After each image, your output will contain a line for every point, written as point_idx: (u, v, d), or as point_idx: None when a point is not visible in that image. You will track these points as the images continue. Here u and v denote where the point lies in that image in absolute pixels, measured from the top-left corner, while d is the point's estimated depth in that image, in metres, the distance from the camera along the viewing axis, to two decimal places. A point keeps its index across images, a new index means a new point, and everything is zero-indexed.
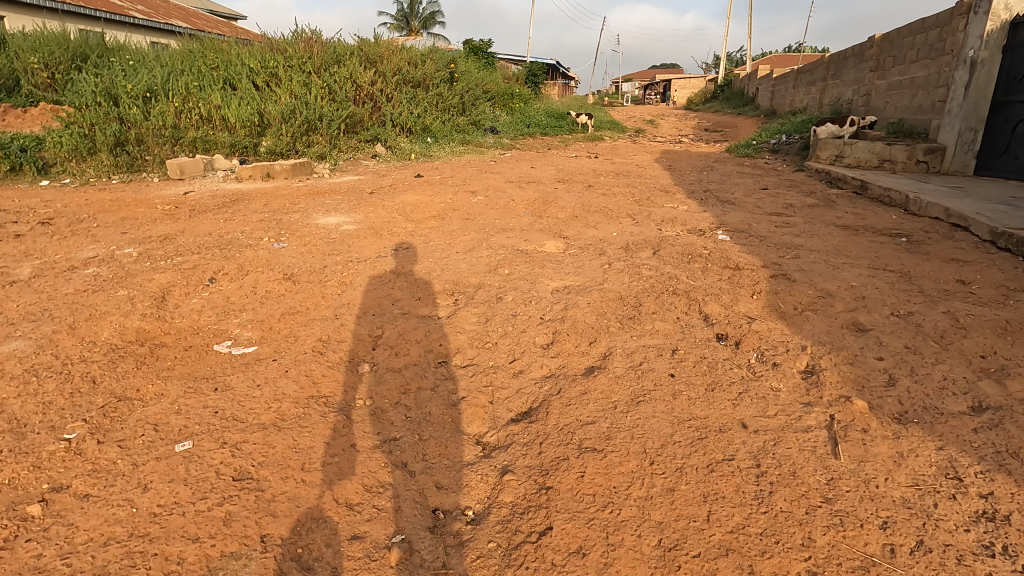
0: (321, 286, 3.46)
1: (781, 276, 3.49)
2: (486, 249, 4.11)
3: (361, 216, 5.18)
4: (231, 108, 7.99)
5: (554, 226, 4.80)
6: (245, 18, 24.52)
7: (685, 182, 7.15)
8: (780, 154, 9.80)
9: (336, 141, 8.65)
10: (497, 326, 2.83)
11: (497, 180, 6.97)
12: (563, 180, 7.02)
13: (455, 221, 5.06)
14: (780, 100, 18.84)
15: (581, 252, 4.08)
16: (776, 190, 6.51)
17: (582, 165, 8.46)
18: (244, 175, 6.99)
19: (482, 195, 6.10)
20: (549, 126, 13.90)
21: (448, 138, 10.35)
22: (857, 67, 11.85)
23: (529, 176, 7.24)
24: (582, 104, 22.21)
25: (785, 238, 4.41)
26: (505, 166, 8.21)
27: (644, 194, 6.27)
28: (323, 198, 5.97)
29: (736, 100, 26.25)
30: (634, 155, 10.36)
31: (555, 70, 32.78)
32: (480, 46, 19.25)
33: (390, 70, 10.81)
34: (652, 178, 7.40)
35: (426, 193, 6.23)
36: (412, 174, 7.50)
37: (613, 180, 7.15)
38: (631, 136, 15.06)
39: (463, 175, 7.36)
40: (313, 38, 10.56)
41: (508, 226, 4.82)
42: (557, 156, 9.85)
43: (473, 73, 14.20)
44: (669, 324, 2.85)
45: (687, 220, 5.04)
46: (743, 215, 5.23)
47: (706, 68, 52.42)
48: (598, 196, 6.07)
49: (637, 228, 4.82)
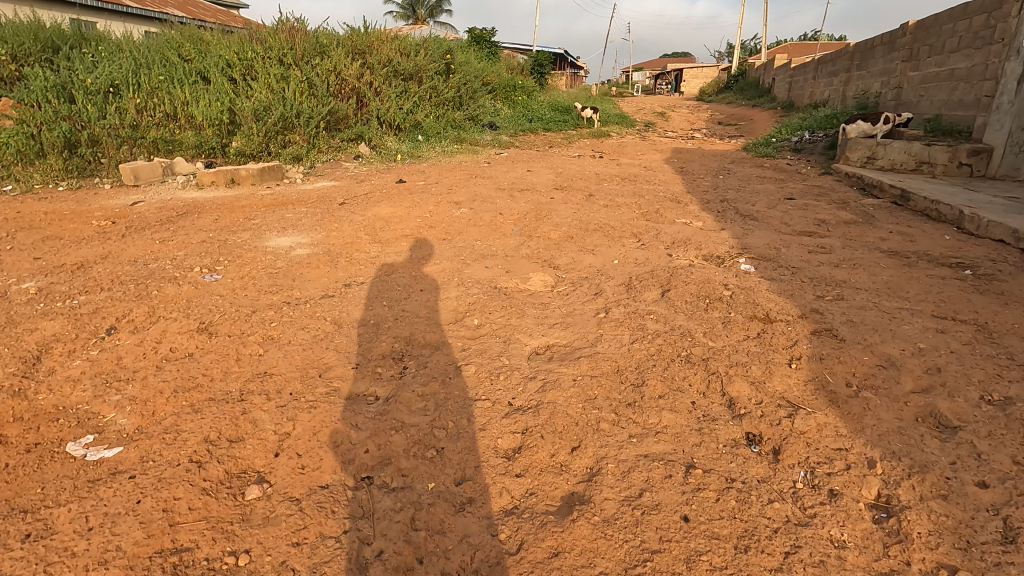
0: (241, 343, 2.74)
1: (825, 333, 2.73)
2: (457, 285, 3.38)
3: (322, 235, 4.47)
4: (199, 105, 7.31)
5: (544, 251, 4.06)
6: (243, 6, 23.70)
7: (698, 190, 6.36)
8: (803, 153, 8.93)
9: (315, 140, 7.95)
10: (449, 418, 2.10)
11: (488, 187, 6.23)
12: (561, 187, 6.26)
13: (429, 242, 4.34)
14: (799, 92, 17.83)
15: (573, 290, 3.34)
16: (803, 201, 5.70)
17: (584, 168, 7.68)
18: (206, 181, 6.26)
19: (467, 207, 5.36)
20: (553, 121, 13.07)
21: (440, 135, 9.59)
22: (887, 57, 10.92)
23: (524, 182, 6.49)
24: (590, 96, 21.29)
25: (822, 271, 3.64)
26: (500, 168, 7.45)
27: (651, 206, 5.50)
28: (287, 210, 5.27)
29: (751, 91, 25.18)
30: (642, 153, 9.54)
31: (563, 59, 31.78)
32: (483, 35, 18.38)
33: (378, 61, 10.03)
34: (661, 185, 6.61)
35: (404, 203, 5.51)
36: (394, 178, 6.77)
37: (617, 187, 6.37)
38: (639, 130, 14.18)
39: (451, 180, 6.62)
40: (296, 26, 9.82)
41: (490, 250, 4.09)
42: (558, 156, 9.06)
43: (471, 64, 13.37)
44: (682, 417, 2.11)
45: (702, 242, 4.27)
46: (768, 235, 4.45)
47: (719, 56, 51.02)
48: (598, 209, 5.31)
49: (643, 254, 4.07)
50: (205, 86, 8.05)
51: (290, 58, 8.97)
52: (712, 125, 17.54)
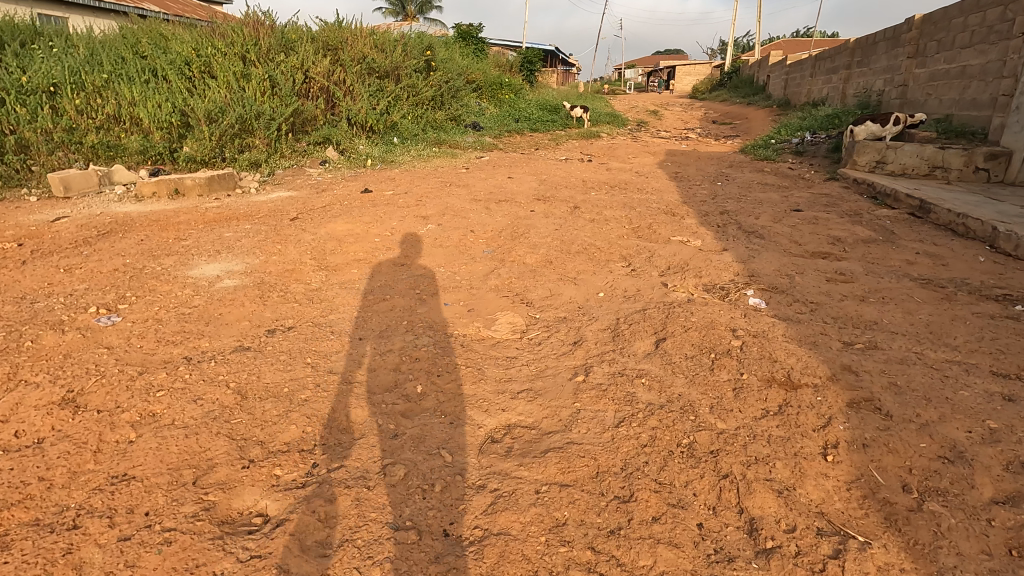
0: (109, 424, 2.10)
1: (865, 406, 2.12)
2: (405, 331, 2.75)
3: (260, 261, 3.82)
4: (146, 106, 6.65)
5: (517, 282, 3.43)
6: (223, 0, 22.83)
7: (695, 200, 5.75)
8: (805, 156, 8.36)
9: (277, 144, 7.30)
10: (353, 564, 1.47)
11: (462, 197, 5.61)
12: (542, 197, 5.65)
13: (384, 269, 3.71)
14: (795, 89, 17.29)
15: (547, 337, 2.72)
16: (812, 214, 5.11)
17: (571, 173, 7.07)
18: (146, 192, 5.61)
19: (436, 222, 4.73)
20: (540, 121, 12.43)
21: (418, 137, 8.93)
22: (890, 53, 10.38)
23: (503, 192, 5.88)
24: (581, 94, 20.67)
25: (847, 307, 3.04)
26: (478, 175, 6.82)
27: (642, 220, 4.90)
28: (229, 227, 4.61)
29: (745, 89, 24.63)
30: (634, 156, 8.94)
31: (555, 56, 31.14)
32: (470, 31, 17.70)
33: (351, 58, 9.37)
34: (653, 194, 6.00)
35: (364, 218, 4.87)
36: (359, 187, 6.12)
37: (606, 196, 5.76)
38: (631, 130, 13.57)
39: (423, 189, 5.99)
40: (263, 20, 9.15)
41: (453, 280, 3.46)
42: (544, 159, 8.44)
43: (455, 61, 12.73)
44: (686, 557, 1.48)
45: (702, 268, 3.66)
46: (777, 257, 3.85)
47: (712, 53, 50.66)
48: (583, 224, 4.69)
49: (632, 285, 3.45)
50: (158, 84, 7.38)
51: (255, 54, 8.31)
52: (705, 124, 16.95)
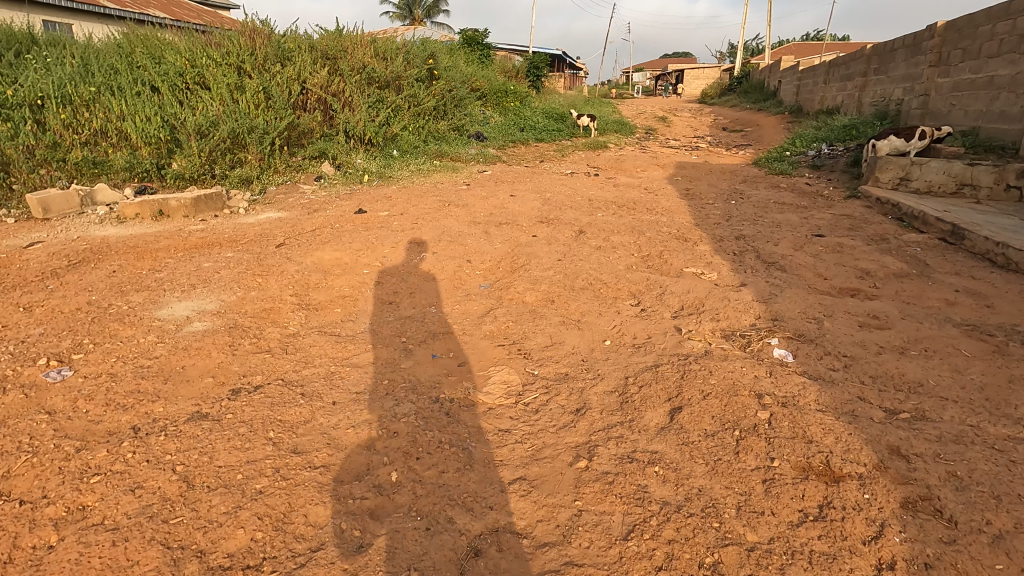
0: (28, 523, 1.78)
1: (924, 509, 1.77)
2: (384, 394, 2.43)
3: (236, 298, 3.53)
4: (135, 121, 6.41)
5: (515, 327, 3.11)
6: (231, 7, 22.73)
7: (708, 222, 5.41)
8: (822, 170, 7.99)
9: (270, 160, 7.03)
10: None
11: (461, 220, 5.30)
12: (545, 219, 5.33)
13: (370, 309, 3.40)
14: (808, 96, 16.89)
15: (546, 403, 2.39)
16: (836, 241, 4.75)
17: (576, 191, 6.74)
18: (129, 214, 5.35)
19: (430, 250, 4.42)
20: (545, 130, 12.11)
21: (418, 150, 8.65)
22: (910, 61, 9.99)
23: (504, 213, 5.57)
24: (588, 100, 20.36)
25: (886, 364, 2.69)
26: (479, 193, 6.51)
27: (652, 248, 4.56)
28: (210, 255, 4.32)
29: (755, 94, 24.21)
30: (643, 169, 8.61)
31: (562, 61, 30.86)
32: (475, 36, 17.42)
33: (351, 67, 9.11)
34: (664, 215, 5.66)
35: (354, 245, 4.57)
36: (353, 207, 5.83)
37: (612, 218, 5.43)
38: (639, 139, 13.23)
39: (420, 210, 5.69)
40: (260, 29, 8.91)
41: (444, 324, 3.15)
42: (549, 174, 8.13)
43: (458, 69, 12.45)
44: None
45: (720, 310, 3.32)
46: (802, 296, 3.50)
47: (721, 57, 50.22)
48: (588, 253, 4.36)
49: (642, 331, 3.12)
50: (149, 97, 7.13)
51: (251, 65, 8.06)
52: (715, 132, 16.58)
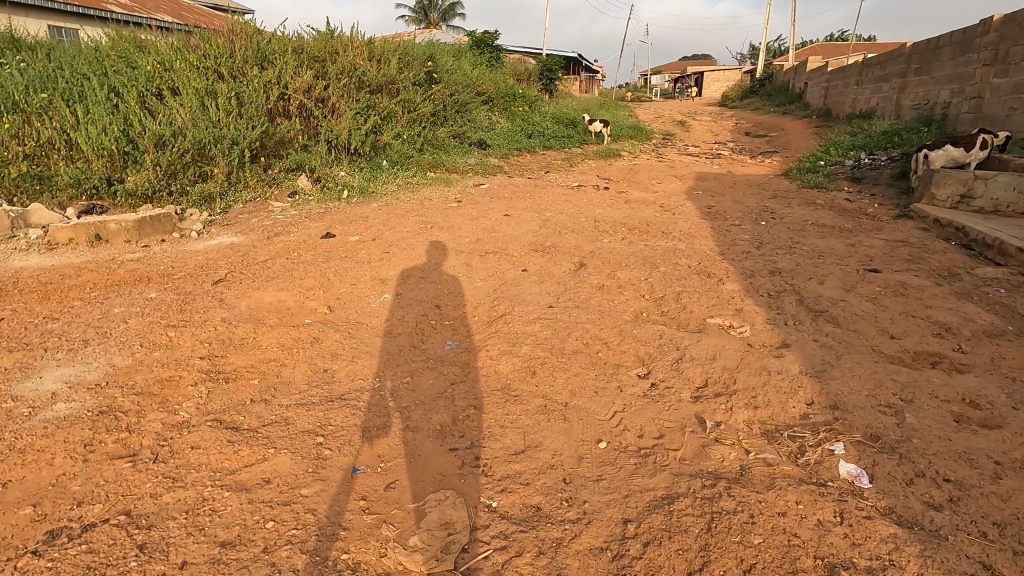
0: None
1: None
2: (259, 551, 1.63)
3: (129, 363, 2.75)
4: (86, 131, 5.73)
5: (478, 416, 2.30)
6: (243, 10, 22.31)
7: (733, 251, 4.53)
8: (863, 183, 7.06)
9: (239, 173, 6.31)
10: None
11: (441, 248, 4.51)
12: (540, 247, 4.51)
13: (296, 382, 2.61)
14: (838, 99, 15.86)
15: (499, 572, 1.57)
16: (895, 278, 3.85)
17: (582, 208, 5.92)
18: (61, 239, 4.63)
19: (394, 291, 3.63)
20: (554, 138, 11.28)
21: (410, 160, 7.91)
22: (960, 60, 8.98)
23: (492, 238, 4.77)
24: (602, 103, 19.47)
25: (1013, 498, 1.82)
26: (470, 212, 5.72)
27: (666, 288, 3.72)
28: (128, 296, 3.58)
29: (778, 97, 23.12)
30: (658, 181, 7.73)
31: (578, 63, 29.96)
32: (485, 38, 16.64)
33: (339, 72, 8.41)
34: (681, 241, 4.81)
35: (305, 283, 3.79)
36: (322, 230, 5.08)
37: (619, 245, 4.59)
38: (656, 146, 12.33)
39: (396, 234, 4.92)
40: (243, 30, 8.24)
41: (383, 409, 2.34)
42: (553, 187, 7.30)
43: (461, 72, 11.73)
44: None
45: (758, 389, 2.46)
46: (868, 369, 2.63)
47: (740, 59, 49.10)
48: (587, 296, 3.53)
49: (651, 424, 2.28)
50: (110, 104, 6.45)
51: (228, 69, 7.38)
52: (737, 137, 15.61)
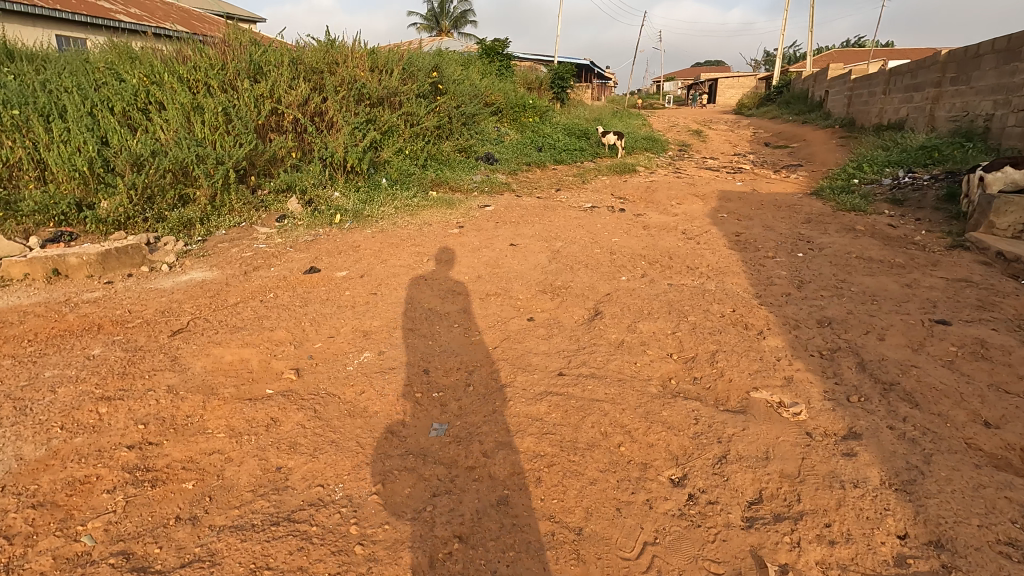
0: None
1: None
2: None
3: (40, 456, 2.23)
4: (57, 151, 5.27)
5: (464, 555, 1.74)
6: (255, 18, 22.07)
7: (771, 294, 3.94)
8: (905, 206, 6.43)
9: (224, 196, 5.84)
10: None
11: (436, 289, 3.97)
12: (549, 288, 3.96)
13: (238, 489, 2.07)
14: (863, 108, 15.18)
15: None
16: (971, 334, 3.24)
17: (596, 236, 5.36)
18: (15, 274, 4.15)
19: (377, 348, 3.09)
20: (565, 151, 10.74)
21: (411, 178, 7.42)
22: (1005, 69, 8.33)
23: (496, 275, 4.23)
24: (615, 112, 18.89)
25: None
26: (472, 240, 5.19)
27: (698, 345, 3.14)
28: (68, 353, 3.06)
29: (797, 105, 22.43)
30: (679, 202, 7.15)
31: (590, 70, 29.45)
32: (495, 46, 16.17)
33: (338, 85, 7.94)
34: (710, 279, 4.22)
35: (275, 336, 3.27)
36: (307, 263, 4.57)
37: (639, 286, 4.01)
38: (673, 158, 11.73)
39: (388, 269, 4.39)
40: (237, 41, 7.81)
41: (340, 540, 1.79)
42: (564, 208, 6.76)
43: (469, 82, 11.26)
44: None
45: (832, 512, 1.88)
46: (970, 479, 2.03)
47: (755, 65, 48.38)
48: (604, 357, 2.97)
49: (693, 571, 1.71)
50: (88, 120, 6.01)
51: (219, 83, 6.92)
52: (757, 148, 14.97)
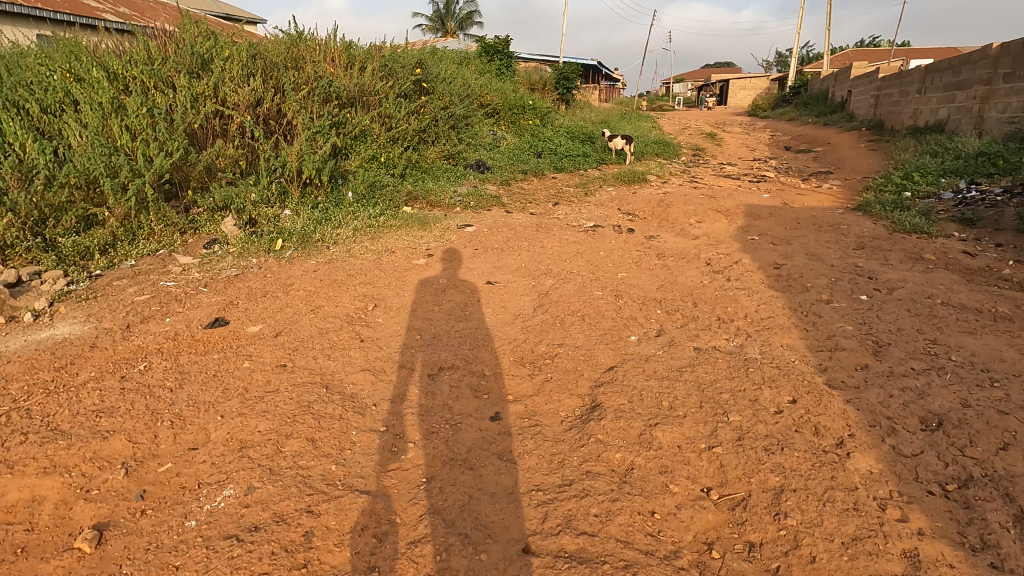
0: None
1: None
2: None
3: None
4: None
5: None
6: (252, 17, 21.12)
7: (842, 368, 2.79)
8: (978, 226, 5.26)
9: (140, 216, 4.75)
10: None
11: (372, 358, 2.86)
12: (528, 358, 2.84)
13: None
14: (893, 109, 13.96)
15: None
16: None
17: (598, 269, 4.23)
18: None
19: (247, 479, 1.97)
20: (566, 157, 9.60)
21: (382, 191, 6.33)
22: None
23: (459, 333, 3.12)
24: (624, 114, 17.75)
25: None
26: (440, 276, 4.08)
27: (751, 475, 2.00)
28: None
29: (816, 106, 21.17)
30: (699, 219, 6.01)
31: (597, 71, 28.32)
32: (495, 44, 15.06)
33: (299, 83, 6.86)
34: (751, 342, 3.08)
35: (106, 449, 2.16)
36: (215, 311, 3.47)
37: (655, 355, 2.88)
38: (687, 165, 10.57)
39: (318, 322, 3.29)
40: (186, 33, 6.76)
41: None
42: (561, 228, 5.64)
43: (460, 81, 10.20)
44: None
45: None
46: None
47: (768, 66, 47.08)
48: (601, 507, 1.84)
49: None
50: None
51: (153, 78, 5.85)
52: (778, 153, 13.78)
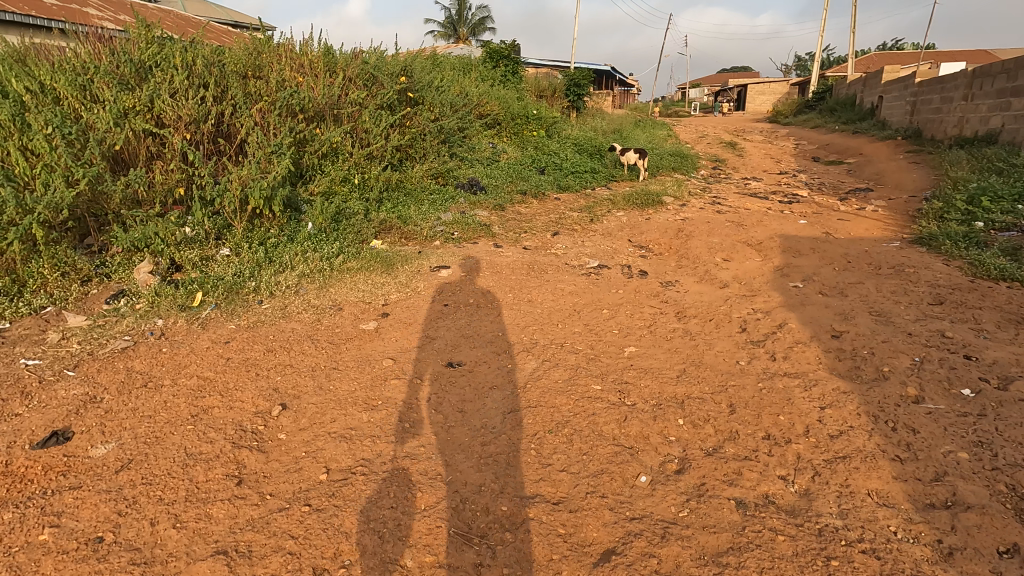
0: None
1: None
2: None
3: None
4: None
5: None
6: None
7: (978, 557, 1.73)
8: None
9: (29, 262, 3.82)
10: None
11: (241, 522, 1.87)
12: (477, 528, 1.83)
13: None
14: (933, 117, 12.74)
15: None
16: None
17: (598, 341, 3.21)
18: None
19: None
20: (572, 174, 8.59)
21: (348, 221, 5.36)
22: None
23: (385, 467, 2.12)
24: (639, 122, 16.68)
25: None
26: (388, 352, 3.10)
27: None
28: None
29: (843, 112, 19.92)
30: (726, 258, 4.97)
31: (611, 76, 27.27)
32: (500, 49, 14.12)
33: (259, 94, 5.95)
34: (820, 491, 2.04)
35: None
36: (66, 413, 2.52)
37: (676, 524, 1.85)
38: (706, 181, 9.50)
39: (194, 438, 2.32)
40: (131, 38, 5.86)
41: None
42: (557, 269, 4.64)
43: (455, 89, 9.26)
44: None
45: None
46: None
47: (787, 70, 45.72)
48: None
49: None
50: None
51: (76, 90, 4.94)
52: (807, 165, 12.63)
